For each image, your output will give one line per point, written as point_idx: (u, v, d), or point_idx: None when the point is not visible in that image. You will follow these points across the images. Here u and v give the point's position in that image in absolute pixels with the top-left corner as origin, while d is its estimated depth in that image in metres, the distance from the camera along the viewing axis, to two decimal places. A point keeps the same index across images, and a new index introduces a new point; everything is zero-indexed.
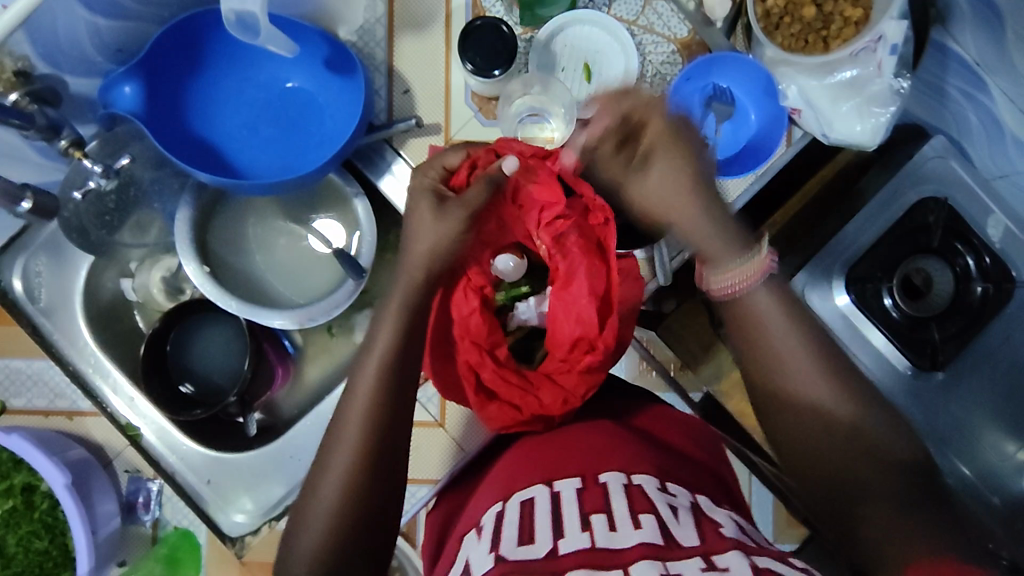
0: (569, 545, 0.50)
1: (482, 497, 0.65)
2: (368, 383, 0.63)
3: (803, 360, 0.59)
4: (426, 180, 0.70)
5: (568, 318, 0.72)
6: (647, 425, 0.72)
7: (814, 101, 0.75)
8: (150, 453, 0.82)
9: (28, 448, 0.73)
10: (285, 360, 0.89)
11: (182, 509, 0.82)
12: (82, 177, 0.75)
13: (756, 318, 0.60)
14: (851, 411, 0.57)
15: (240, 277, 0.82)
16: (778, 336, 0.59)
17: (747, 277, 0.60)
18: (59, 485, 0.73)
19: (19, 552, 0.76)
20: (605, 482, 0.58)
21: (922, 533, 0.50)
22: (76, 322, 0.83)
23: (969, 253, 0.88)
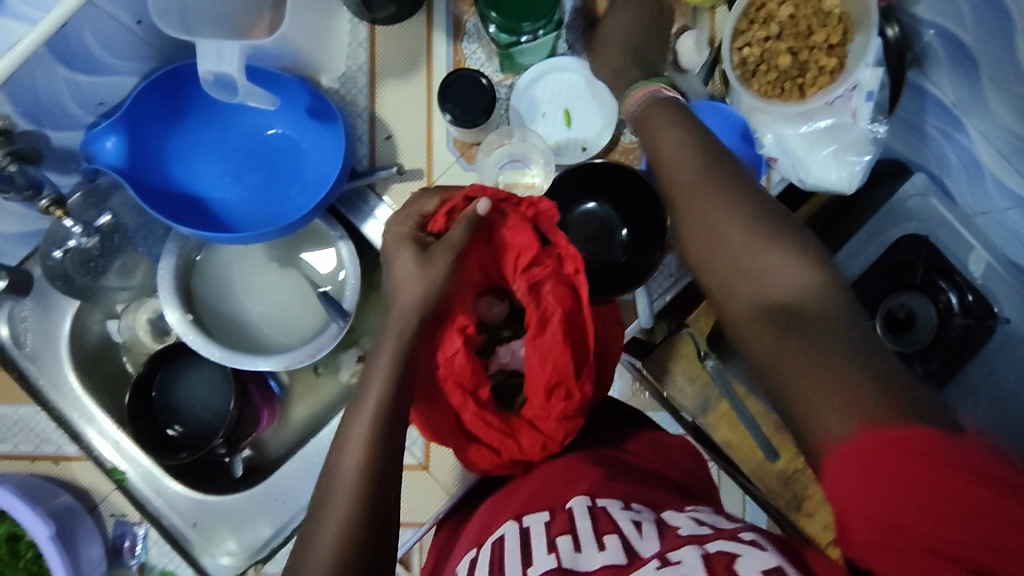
0: (535, 570, 0.52)
1: (462, 542, 0.67)
2: (350, 440, 0.63)
3: (728, 212, 0.59)
4: (403, 230, 0.71)
5: (543, 365, 0.71)
6: (640, 451, 0.73)
7: (792, 148, 0.75)
8: (137, 496, 0.83)
9: (12, 500, 0.73)
10: (271, 400, 0.89)
11: (168, 551, 0.83)
12: (59, 239, 0.78)
13: (672, 171, 0.64)
14: (783, 264, 0.55)
15: (226, 322, 0.83)
16: (713, 216, 0.59)
17: (648, 95, 0.69)
18: (43, 537, 0.73)
19: None
20: (570, 507, 0.60)
21: (840, 372, 0.48)
22: (62, 367, 0.83)
23: (952, 290, 0.89)
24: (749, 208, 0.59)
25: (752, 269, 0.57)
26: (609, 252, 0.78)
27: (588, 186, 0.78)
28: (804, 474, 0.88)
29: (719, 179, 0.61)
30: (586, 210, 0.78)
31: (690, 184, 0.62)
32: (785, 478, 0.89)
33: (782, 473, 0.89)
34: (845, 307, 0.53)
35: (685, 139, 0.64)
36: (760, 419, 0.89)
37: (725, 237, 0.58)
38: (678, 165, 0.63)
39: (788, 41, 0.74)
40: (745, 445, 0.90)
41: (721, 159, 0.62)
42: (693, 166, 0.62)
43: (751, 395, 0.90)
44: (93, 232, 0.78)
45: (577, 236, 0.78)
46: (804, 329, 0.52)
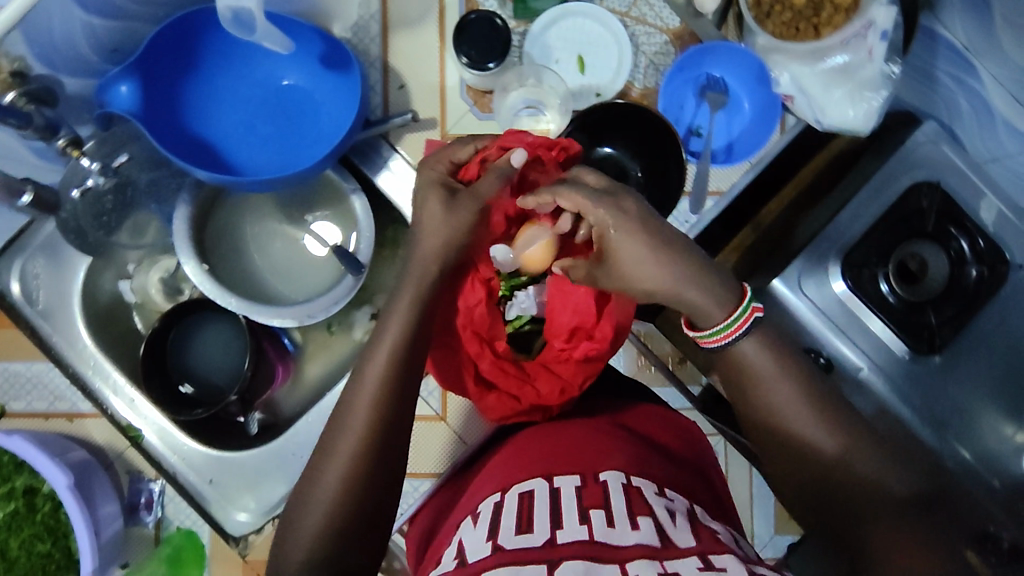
0: (567, 535, 0.50)
1: (483, 485, 0.64)
2: (372, 380, 0.61)
3: (786, 385, 0.59)
4: (434, 173, 0.69)
5: (567, 311, 0.74)
6: (632, 424, 0.72)
7: (807, 88, 0.75)
8: (152, 454, 0.82)
9: (30, 450, 0.72)
10: (285, 358, 0.89)
11: (184, 507, 0.82)
12: (79, 176, 0.75)
13: (763, 393, 0.59)
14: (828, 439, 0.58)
15: (241, 277, 0.82)
16: (773, 391, 0.59)
17: (709, 297, 0.59)
18: (61, 485, 0.73)
19: (22, 556, 0.75)
20: (605, 480, 0.58)
21: (907, 540, 0.53)
22: (75, 324, 0.82)
23: (962, 236, 0.89)
24: (799, 374, 0.59)
25: (819, 448, 0.58)
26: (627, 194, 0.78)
27: (609, 127, 0.77)
28: None
29: (772, 358, 0.59)
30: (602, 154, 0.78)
31: (777, 414, 0.59)
32: None
33: None
34: (887, 479, 0.56)
35: (768, 358, 0.60)
36: None
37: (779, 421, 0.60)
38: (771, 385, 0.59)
39: None
40: None
41: (770, 338, 0.60)
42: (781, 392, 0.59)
43: None
44: (110, 172, 0.76)
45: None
46: (853, 506, 0.56)
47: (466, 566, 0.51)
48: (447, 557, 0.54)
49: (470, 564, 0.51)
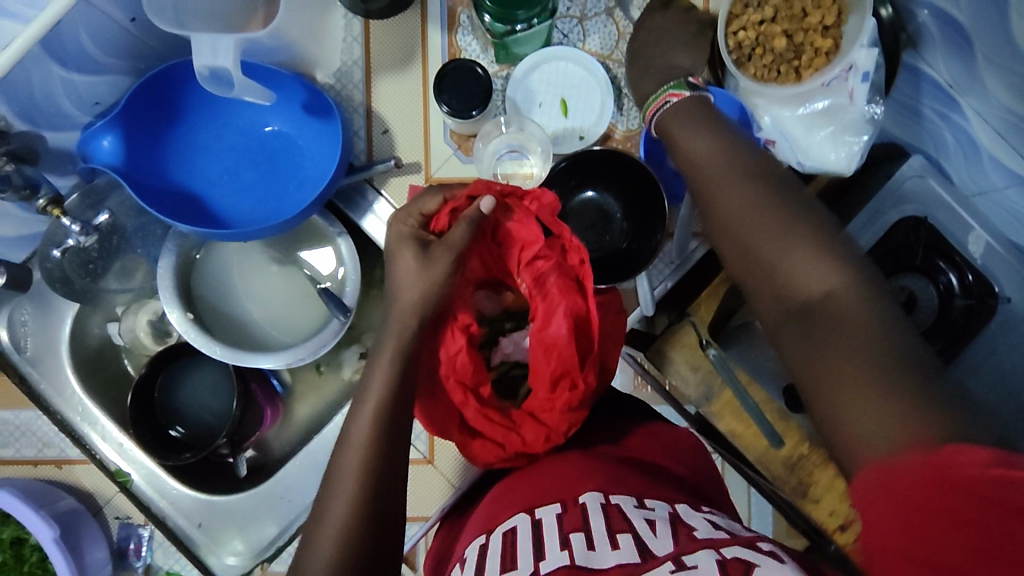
0: (550, 563, 0.51)
1: (466, 536, 0.65)
2: (360, 437, 0.63)
3: (748, 193, 0.60)
4: (407, 227, 0.70)
5: (549, 360, 0.71)
6: (638, 447, 0.72)
7: (789, 130, 0.76)
8: (140, 499, 0.82)
9: (14, 502, 0.73)
10: (275, 400, 0.90)
11: (173, 553, 0.82)
12: (59, 237, 0.76)
13: (708, 192, 0.62)
14: (809, 264, 0.54)
15: (227, 321, 0.83)
16: (729, 195, 0.60)
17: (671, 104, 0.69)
18: (47, 540, 0.73)
19: None
20: (584, 502, 0.59)
21: (881, 394, 0.46)
22: (63, 370, 0.83)
23: (951, 270, 0.89)
24: (763, 188, 0.60)
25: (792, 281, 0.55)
26: (610, 238, 0.79)
27: (590, 172, 0.77)
28: (810, 459, 0.84)
29: (746, 183, 0.61)
30: (585, 197, 0.78)
31: (724, 205, 0.60)
32: (790, 466, 0.85)
33: (788, 458, 0.84)
34: (867, 301, 0.51)
35: (707, 139, 0.64)
36: (764, 405, 0.85)
37: (740, 232, 0.59)
38: (717, 187, 0.62)
39: (783, 24, 0.73)
40: (750, 432, 0.85)
41: (725, 142, 0.64)
42: (730, 183, 0.61)
43: (754, 381, 0.87)
44: (92, 231, 0.76)
45: (579, 225, 0.78)
46: (823, 322, 0.52)
47: None
48: None
49: None
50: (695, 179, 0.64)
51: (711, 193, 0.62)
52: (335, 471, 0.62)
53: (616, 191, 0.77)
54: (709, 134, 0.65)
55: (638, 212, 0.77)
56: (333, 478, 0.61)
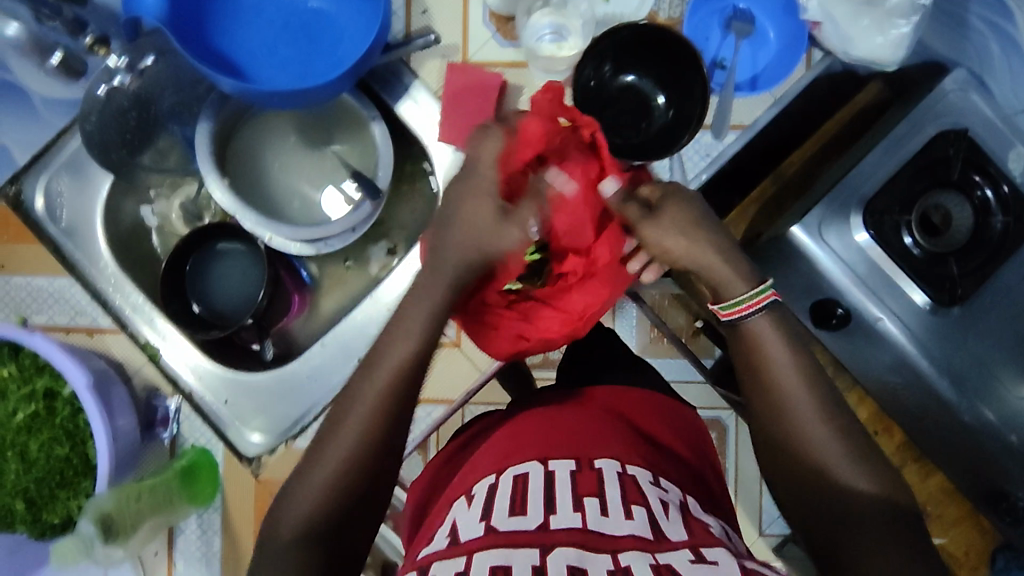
0: (561, 521, 0.49)
1: (471, 470, 0.61)
2: (386, 376, 0.56)
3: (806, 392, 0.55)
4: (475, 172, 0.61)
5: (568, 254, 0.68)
6: (643, 420, 0.68)
7: (835, 14, 0.75)
8: (168, 371, 0.83)
9: (51, 347, 0.70)
10: (301, 289, 0.91)
11: (200, 425, 0.83)
12: (106, 76, 0.77)
13: (771, 373, 0.56)
14: (851, 475, 0.53)
15: (257, 195, 0.84)
16: (791, 385, 0.55)
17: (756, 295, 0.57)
18: (82, 386, 0.70)
19: (42, 457, 0.73)
20: (600, 468, 0.56)
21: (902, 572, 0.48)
22: (97, 243, 0.83)
23: (987, 185, 0.83)
24: (820, 387, 0.55)
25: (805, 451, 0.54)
26: (649, 122, 0.76)
27: (630, 54, 0.75)
28: None
29: (805, 375, 0.55)
30: (625, 80, 0.76)
31: (787, 397, 0.55)
32: None
33: None
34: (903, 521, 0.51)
35: (782, 333, 0.57)
36: None
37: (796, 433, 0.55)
38: (779, 369, 0.56)
39: None
40: None
41: (786, 318, 0.58)
42: (794, 371, 0.56)
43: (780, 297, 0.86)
44: (136, 71, 0.77)
45: (617, 109, 0.76)
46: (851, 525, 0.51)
47: (458, 544, 0.49)
48: (439, 535, 0.52)
49: (462, 543, 0.49)
50: (753, 362, 0.57)
51: (776, 376, 0.56)
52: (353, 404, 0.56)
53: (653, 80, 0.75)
54: (779, 320, 0.57)
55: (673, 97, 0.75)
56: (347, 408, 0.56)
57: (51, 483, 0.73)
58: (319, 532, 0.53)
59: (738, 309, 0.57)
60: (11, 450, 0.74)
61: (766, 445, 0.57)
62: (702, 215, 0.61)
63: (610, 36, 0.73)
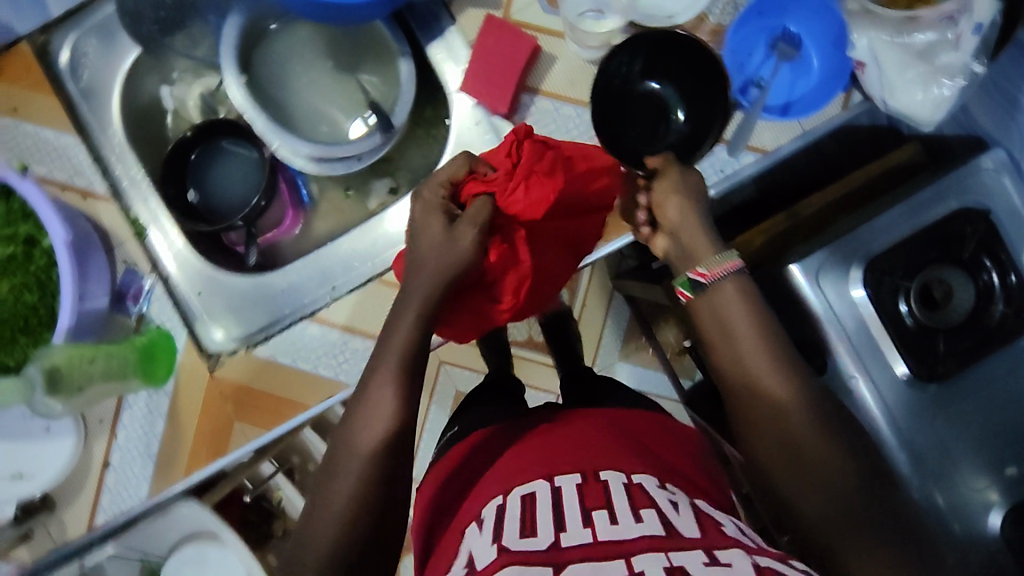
0: (570, 539, 0.52)
1: (482, 490, 0.63)
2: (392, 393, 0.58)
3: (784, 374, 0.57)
4: (432, 198, 0.65)
5: (505, 272, 0.68)
6: (651, 442, 0.68)
7: (884, 60, 0.75)
8: (151, 252, 0.83)
9: (38, 196, 0.72)
10: (297, 206, 0.92)
11: (169, 310, 0.82)
12: None
13: (749, 354, 0.58)
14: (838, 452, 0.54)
15: (273, 102, 0.85)
16: (768, 366, 0.58)
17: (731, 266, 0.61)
18: (60, 240, 0.72)
19: (9, 300, 0.75)
20: (606, 479, 0.58)
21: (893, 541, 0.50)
22: (110, 111, 0.85)
23: (996, 270, 0.78)
24: (789, 365, 0.58)
25: (785, 412, 0.56)
26: (664, 130, 0.72)
27: (659, 54, 0.72)
28: None
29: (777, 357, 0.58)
30: (649, 87, 0.73)
31: (769, 376, 0.57)
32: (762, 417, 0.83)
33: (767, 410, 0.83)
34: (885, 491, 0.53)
35: (755, 314, 0.60)
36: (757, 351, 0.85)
37: (782, 412, 0.56)
38: (755, 352, 0.58)
39: None
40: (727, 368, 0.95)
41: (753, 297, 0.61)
42: (766, 353, 0.58)
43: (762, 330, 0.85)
44: None
45: (635, 106, 0.73)
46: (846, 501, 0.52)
47: (477, 571, 0.51)
48: (458, 566, 0.54)
49: (479, 570, 0.51)
50: (733, 342, 0.59)
51: (755, 357, 0.58)
52: (350, 431, 0.57)
53: (668, 83, 0.73)
54: (749, 302, 0.61)
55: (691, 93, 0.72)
56: (347, 435, 0.57)
57: (14, 327, 0.75)
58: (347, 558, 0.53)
59: (715, 269, 0.61)
60: None
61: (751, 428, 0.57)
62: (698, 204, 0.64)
63: (641, 33, 0.71)
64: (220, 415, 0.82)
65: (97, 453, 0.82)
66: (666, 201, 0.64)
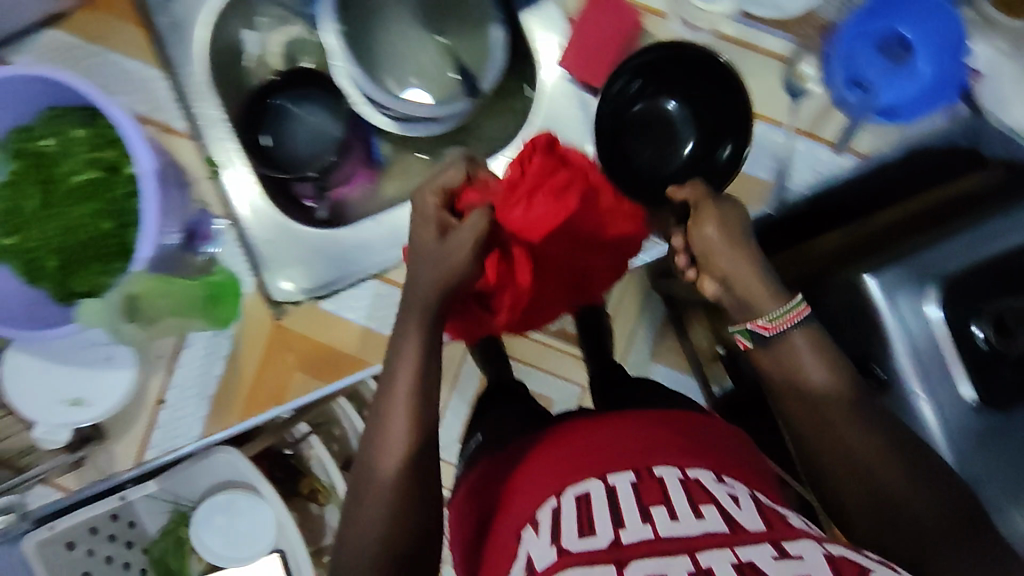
0: (631, 534, 0.50)
1: (524, 497, 0.61)
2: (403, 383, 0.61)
3: (849, 404, 0.57)
4: (427, 207, 0.63)
5: (500, 290, 0.70)
6: (707, 437, 0.65)
7: (998, 73, 0.75)
8: (223, 193, 0.83)
9: (128, 121, 0.67)
10: (370, 165, 0.91)
11: (237, 253, 0.82)
12: None
13: (810, 382, 0.58)
14: (905, 476, 0.54)
15: (361, 50, 0.82)
16: (830, 397, 0.57)
17: (796, 308, 0.58)
18: (148, 170, 0.67)
19: (84, 225, 0.73)
20: (661, 475, 0.57)
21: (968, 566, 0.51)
22: (194, 47, 0.82)
23: None
24: (852, 392, 0.58)
25: (849, 441, 0.56)
26: (664, 158, 0.77)
27: (676, 85, 0.76)
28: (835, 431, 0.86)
29: (843, 385, 0.58)
30: (664, 105, 0.77)
31: (831, 407, 0.57)
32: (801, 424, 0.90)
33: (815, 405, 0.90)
34: (959, 515, 0.53)
35: (818, 346, 0.59)
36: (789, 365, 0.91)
37: (844, 441, 0.56)
38: (817, 382, 0.58)
39: None
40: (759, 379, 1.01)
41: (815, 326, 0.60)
42: (830, 382, 0.58)
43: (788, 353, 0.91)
44: None
45: (638, 130, 0.77)
46: (917, 528, 0.53)
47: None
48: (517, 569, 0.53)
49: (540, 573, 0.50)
50: (794, 371, 0.59)
51: (816, 386, 0.58)
52: (381, 415, 0.61)
53: (748, 89, 0.75)
54: (808, 331, 0.59)
55: (712, 118, 0.75)
56: (381, 418, 0.61)
57: (87, 253, 0.74)
58: (397, 548, 0.57)
59: (785, 316, 0.58)
60: (57, 208, 0.73)
61: (811, 457, 0.58)
62: (744, 231, 0.60)
63: (654, 50, 0.73)
64: (277, 364, 0.82)
65: (153, 387, 0.81)
66: (711, 254, 0.59)
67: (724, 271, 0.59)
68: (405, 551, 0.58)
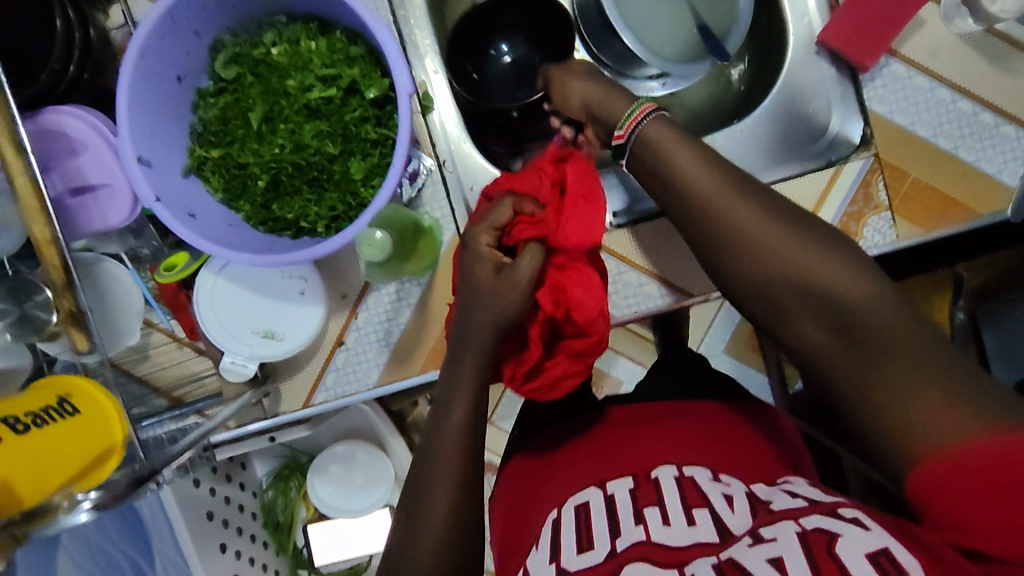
0: (625, 541, 0.52)
1: (545, 501, 0.65)
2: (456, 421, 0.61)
3: (772, 223, 0.56)
4: (479, 247, 0.61)
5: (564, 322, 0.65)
6: (723, 433, 0.70)
7: None
8: (434, 130, 0.78)
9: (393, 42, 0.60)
10: None
11: (443, 198, 0.76)
12: None
13: (748, 222, 0.56)
14: (859, 284, 0.53)
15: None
16: (766, 231, 0.56)
17: (650, 112, 0.62)
18: (405, 91, 0.59)
19: (313, 147, 0.67)
20: (657, 477, 0.59)
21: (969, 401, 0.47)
22: None
23: None
24: (764, 207, 0.57)
25: (808, 269, 0.54)
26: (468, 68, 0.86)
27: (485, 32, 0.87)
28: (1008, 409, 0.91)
29: (772, 213, 0.57)
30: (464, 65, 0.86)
31: (764, 233, 0.56)
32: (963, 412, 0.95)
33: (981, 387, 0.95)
34: (910, 327, 0.51)
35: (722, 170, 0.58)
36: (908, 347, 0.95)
37: (783, 265, 0.55)
38: (740, 211, 0.57)
39: None
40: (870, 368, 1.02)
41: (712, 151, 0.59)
42: (756, 214, 0.57)
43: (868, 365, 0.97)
44: None
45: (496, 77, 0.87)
46: (882, 350, 0.51)
47: None
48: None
49: None
50: (732, 217, 0.57)
51: (754, 223, 0.56)
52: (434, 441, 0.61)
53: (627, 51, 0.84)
54: (698, 149, 0.59)
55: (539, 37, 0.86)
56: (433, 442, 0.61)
57: (304, 177, 0.68)
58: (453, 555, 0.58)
59: (632, 118, 0.62)
60: (283, 125, 0.68)
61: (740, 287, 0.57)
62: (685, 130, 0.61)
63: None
64: None
65: (331, 329, 0.77)
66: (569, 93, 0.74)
67: (579, 98, 0.72)
68: (468, 544, 0.59)
